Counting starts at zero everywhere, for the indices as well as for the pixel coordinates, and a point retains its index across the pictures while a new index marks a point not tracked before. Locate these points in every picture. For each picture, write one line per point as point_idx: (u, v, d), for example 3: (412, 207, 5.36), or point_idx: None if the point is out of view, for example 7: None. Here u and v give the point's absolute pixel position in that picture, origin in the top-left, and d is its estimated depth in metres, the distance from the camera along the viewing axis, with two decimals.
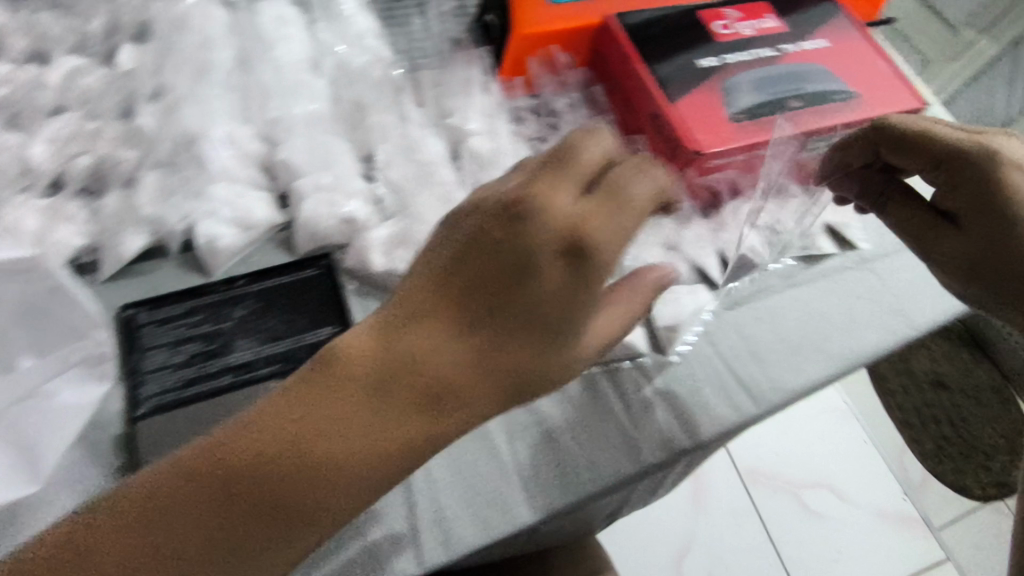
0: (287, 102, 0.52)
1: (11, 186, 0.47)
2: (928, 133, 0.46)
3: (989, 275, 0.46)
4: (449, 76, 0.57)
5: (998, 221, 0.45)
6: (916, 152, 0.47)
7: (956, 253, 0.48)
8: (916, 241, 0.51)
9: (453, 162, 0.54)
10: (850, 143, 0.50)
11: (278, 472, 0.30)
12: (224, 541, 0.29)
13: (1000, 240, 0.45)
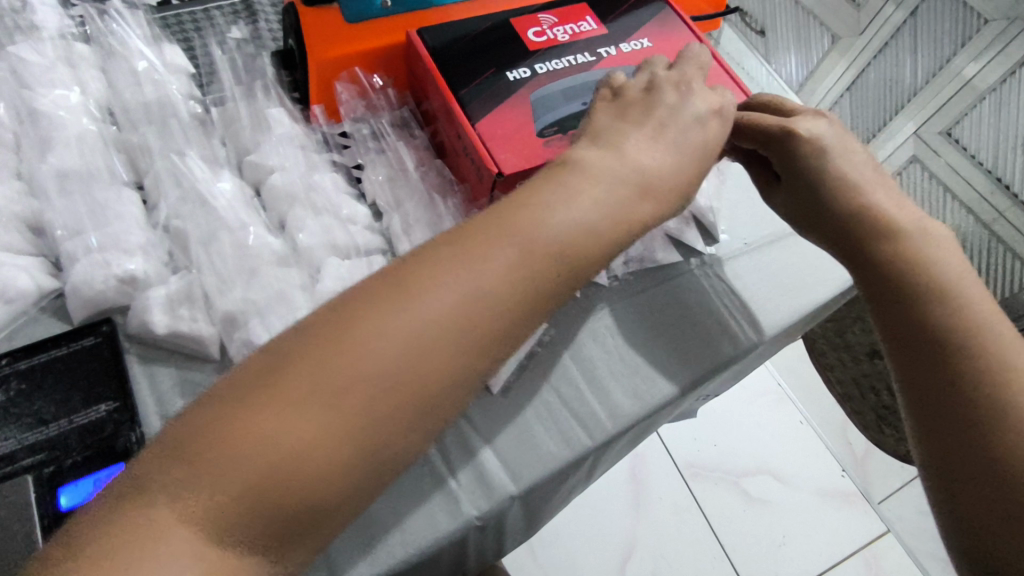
0: (62, 158, 0.50)
1: None
2: (754, 118, 0.47)
3: (827, 228, 0.46)
4: (247, 111, 0.54)
5: (821, 181, 0.45)
6: (741, 139, 0.48)
7: (807, 222, 0.48)
8: (791, 219, 0.50)
9: (254, 205, 0.51)
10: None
11: (297, 435, 0.30)
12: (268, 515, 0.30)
13: (833, 194, 0.45)
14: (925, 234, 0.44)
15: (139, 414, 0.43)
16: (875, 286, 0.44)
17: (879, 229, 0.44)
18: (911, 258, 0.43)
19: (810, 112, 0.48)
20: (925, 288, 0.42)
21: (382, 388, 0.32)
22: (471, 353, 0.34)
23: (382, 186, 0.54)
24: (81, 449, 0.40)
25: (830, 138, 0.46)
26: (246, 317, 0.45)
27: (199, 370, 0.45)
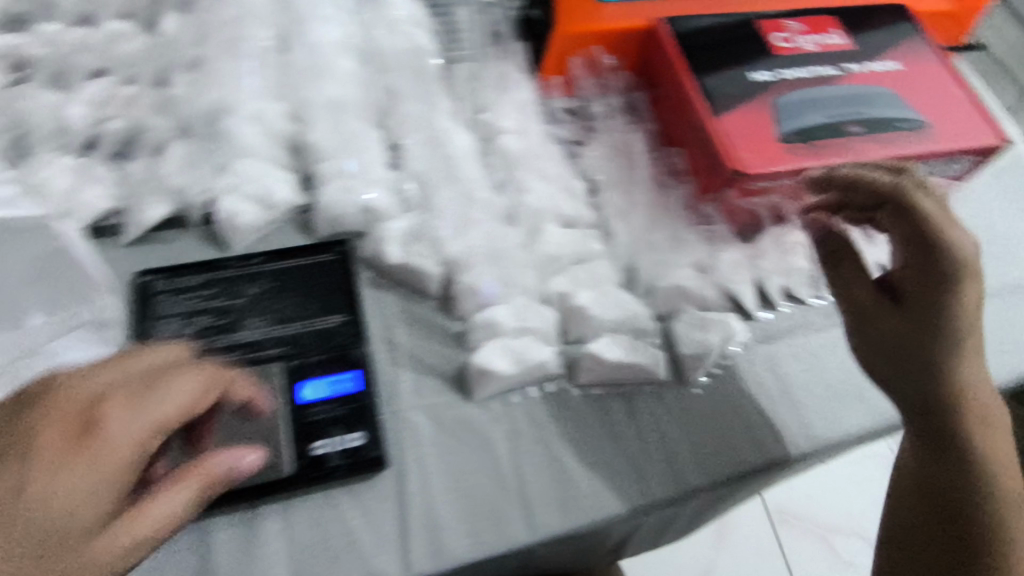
0: (319, 83, 0.53)
1: (49, 143, 0.49)
2: (940, 226, 0.39)
3: (915, 381, 0.41)
4: (489, 70, 0.56)
5: (948, 320, 0.40)
6: (903, 220, 0.40)
7: (885, 334, 0.42)
8: (847, 299, 0.44)
9: (482, 159, 0.53)
10: (875, 189, 0.41)
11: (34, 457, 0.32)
12: None
13: (953, 336, 0.40)
14: (990, 397, 0.42)
15: (370, 334, 0.46)
16: (938, 436, 0.41)
17: (966, 400, 0.40)
18: (974, 408, 0.41)
19: (951, 220, 0.40)
20: (996, 461, 0.41)
21: (6, 520, 0.31)
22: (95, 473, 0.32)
23: (600, 163, 0.54)
24: (319, 351, 0.44)
25: (972, 277, 0.40)
26: (473, 263, 0.48)
27: (419, 305, 0.48)
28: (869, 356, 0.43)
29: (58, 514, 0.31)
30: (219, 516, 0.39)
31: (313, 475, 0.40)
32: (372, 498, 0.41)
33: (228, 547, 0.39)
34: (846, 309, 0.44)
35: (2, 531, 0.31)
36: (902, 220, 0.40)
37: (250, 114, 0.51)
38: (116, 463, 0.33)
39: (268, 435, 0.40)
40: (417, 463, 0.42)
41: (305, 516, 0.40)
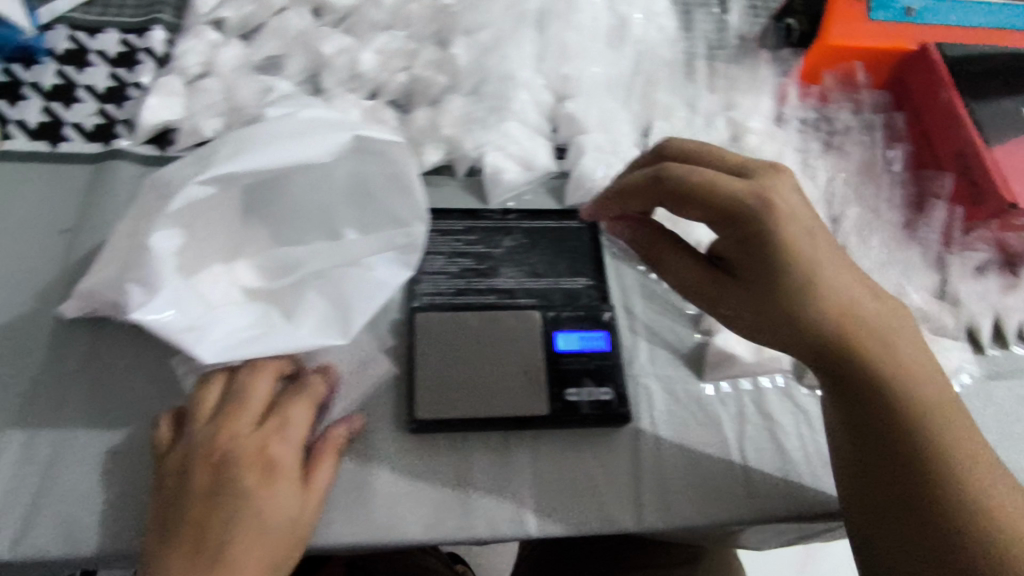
0: (584, 64, 0.55)
1: (342, 85, 0.54)
2: (707, 183, 0.37)
3: (846, 366, 0.37)
4: (745, 71, 0.57)
5: (777, 255, 0.37)
6: (689, 202, 0.38)
7: (748, 313, 0.39)
8: (682, 286, 0.43)
9: (729, 154, 0.54)
10: (638, 195, 0.41)
11: (225, 483, 0.37)
12: None
13: (783, 285, 0.37)
14: (900, 337, 0.38)
15: (612, 303, 0.49)
16: (846, 380, 0.37)
17: (879, 379, 0.37)
18: (931, 446, 0.35)
19: (772, 181, 0.38)
20: (895, 401, 0.36)
21: (213, 482, 0.37)
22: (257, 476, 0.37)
23: (840, 175, 0.53)
24: (570, 309, 0.47)
25: (796, 231, 0.37)
26: None
27: (657, 283, 0.51)
28: (735, 313, 0.40)
29: (239, 470, 0.37)
30: (474, 442, 0.43)
31: (566, 419, 0.43)
32: (609, 450, 0.44)
33: (481, 474, 0.42)
34: (717, 307, 0.41)
35: (208, 503, 0.37)
36: (698, 200, 0.38)
37: (517, 82, 0.54)
38: (276, 488, 0.38)
39: (528, 377, 0.44)
40: (652, 427, 0.45)
41: (550, 456, 0.43)
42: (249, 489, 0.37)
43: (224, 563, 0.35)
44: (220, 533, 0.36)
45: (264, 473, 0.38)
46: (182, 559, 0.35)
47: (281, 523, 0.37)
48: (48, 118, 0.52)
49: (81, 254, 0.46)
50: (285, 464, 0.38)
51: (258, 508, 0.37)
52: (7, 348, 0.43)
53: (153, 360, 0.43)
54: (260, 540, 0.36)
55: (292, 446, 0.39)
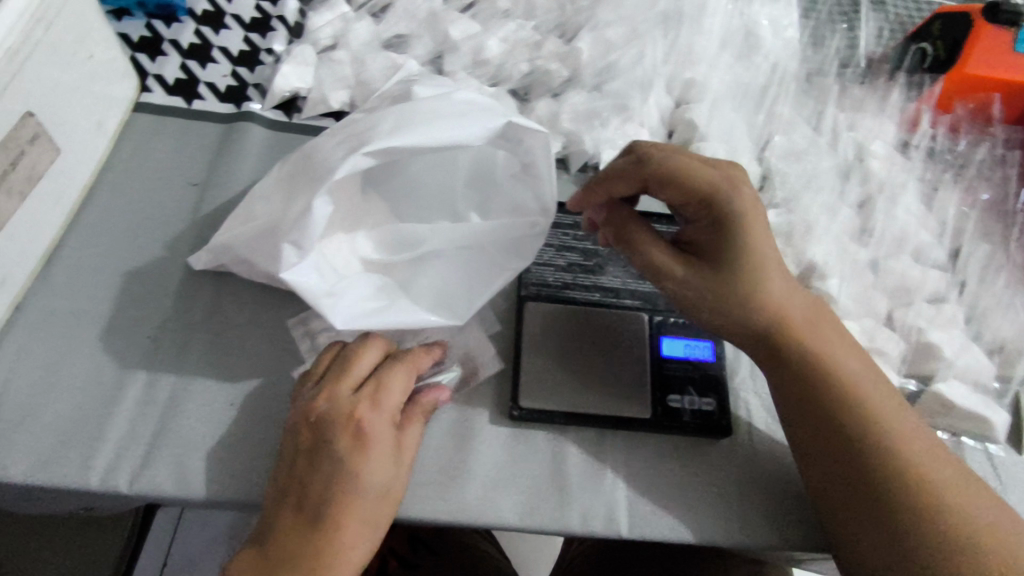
0: (706, 71, 0.55)
1: (466, 68, 0.54)
2: (682, 170, 0.40)
3: (821, 376, 0.38)
4: (868, 93, 0.56)
5: (734, 247, 0.38)
6: (673, 184, 0.40)
7: (698, 292, 0.39)
8: (651, 269, 0.41)
9: (848, 173, 0.52)
10: (622, 177, 0.42)
11: (319, 451, 0.36)
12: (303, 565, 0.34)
13: (737, 271, 0.38)
14: (834, 337, 0.39)
15: None
16: (798, 380, 0.38)
17: (853, 392, 0.37)
18: (897, 459, 0.36)
19: (730, 178, 0.40)
20: (849, 403, 0.37)
21: (306, 449, 0.36)
22: (349, 445, 0.36)
23: (964, 210, 0.52)
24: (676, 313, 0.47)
25: (750, 218, 0.39)
26: (832, 275, 0.47)
27: None
28: (685, 287, 0.40)
29: (332, 438, 0.36)
30: (573, 435, 0.43)
31: (667, 425, 0.43)
32: (705, 460, 0.43)
33: (579, 468, 0.42)
34: (667, 280, 0.40)
35: (304, 469, 0.36)
36: (675, 185, 0.40)
37: (639, 83, 0.54)
38: (363, 457, 0.36)
39: (630, 379, 0.44)
40: (749, 441, 0.43)
41: (646, 458, 0.42)
42: (344, 453, 0.36)
43: (327, 523, 0.35)
44: (319, 494, 0.35)
45: (357, 438, 0.36)
46: (289, 521, 0.35)
47: (377, 487, 0.36)
48: (184, 76, 0.54)
49: (210, 209, 0.48)
50: (377, 430, 0.37)
51: (354, 472, 0.35)
52: (138, 291, 0.44)
53: (271, 319, 0.45)
54: (358, 503, 0.35)
55: (384, 414, 0.37)
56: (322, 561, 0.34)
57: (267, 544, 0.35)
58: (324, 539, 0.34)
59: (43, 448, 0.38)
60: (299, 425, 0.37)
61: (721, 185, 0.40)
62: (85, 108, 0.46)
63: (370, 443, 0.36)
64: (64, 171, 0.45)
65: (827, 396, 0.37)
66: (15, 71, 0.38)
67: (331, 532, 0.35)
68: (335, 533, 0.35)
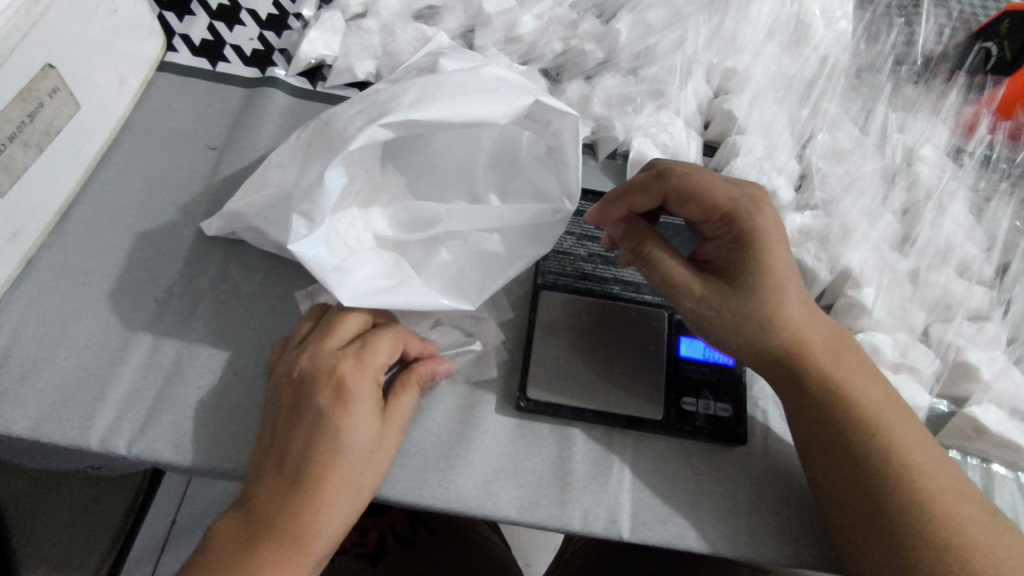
0: (749, 61, 0.52)
1: (496, 44, 0.52)
2: (705, 185, 0.39)
3: (838, 405, 0.36)
4: (921, 94, 0.53)
5: (754, 264, 0.37)
6: (693, 199, 0.39)
7: (717, 309, 0.37)
8: (668, 286, 0.38)
9: (892, 178, 0.50)
10: (641, 190, 0.40)
11: (302, 412, 0.35)
12: (280, 528, 0.33)
13: (758, 288, 0.36)
14: (855, 365, 0.37)
15: None
16: (816, 409, 0.36)
17: (874, 422, 0.35)
18: (920, 491, 0.34)
19: (750, 197, 0.39)
20: (871, 434, 0.35)
21: (290, 409, 0.35)
22: (331, 401, 0.35)
23: (1020, 224, 0.48)
24: None
25: (769, 238, 0.38)
26: (868, 284, 0.44)
27: None
28: (704, 303, 0.37)
29: (314, 393, 0.35)
30: (580, 432, 0.41)
31: (679, 428, 0.41)
32: (715, 469, 0.41)
33: (583, 466, 0.40)
34: (684, 297, 0.38)
35: (287, 429, 0.35)
36: (696, 200, 0.39)
37: (678, 70, 0.52)
38: (345, 410, 0.35)
39: (643, 377, 0.42)
40: (763, 452, 0.41)
41: (653, 459, 0.41)
42: (325, 410, 0.35)
43: (308, 483, 0.33)
44: (300, 452, 0.34)
45: (340, 393, 0.35)
46: (269, 483, 0.34)
47: (360, 446, 0.34)
48: (211, 37, 0.53)
49: (227, 174, 0.47)
50: (362, 388, 0.36)
51: (335, 430, 0.34)
52: (149, 253, 0.44)
53: (280, 290, 0.44)
54: (340, 461, 0.34)
55: (370, 372, 0.36)
56: (301, 524, 0.33)
57: (248, 510, 0.34)
58: (304, 500, 0.33)
59: (45, 404, 0.38)
60: (284, 391, 0.36)
61: (743, 202, 0.38)
62: (107, 64, 0.45)
63: (354, 399, 0.35)
64: (82, 126, 0.44)
65: (846, 424, 0.35)
66: (36, 20, 0.37)
67: (310, 492, 0.33)
68: (314, 493, 0.33)
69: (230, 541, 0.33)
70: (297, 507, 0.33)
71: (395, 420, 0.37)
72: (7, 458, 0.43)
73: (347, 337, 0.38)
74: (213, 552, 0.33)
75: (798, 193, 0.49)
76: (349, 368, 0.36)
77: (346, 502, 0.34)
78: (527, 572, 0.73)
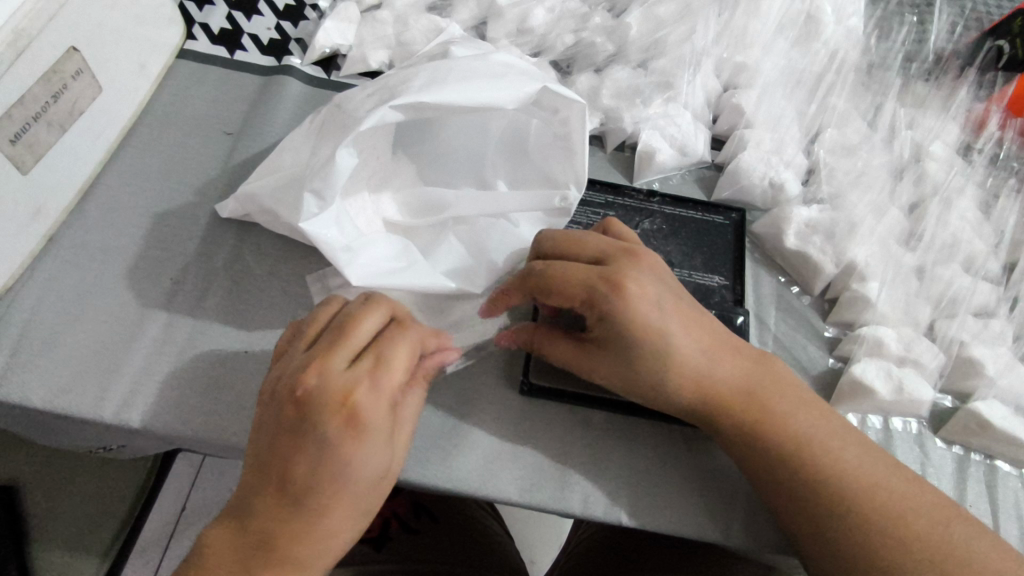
0: (759, 57, 0.53)
1: (509, 36, 0.53)
2: (558, 279, 0.36)
3: (757, 440, 0.36)
4: (931, 92, 0.53)
5: (632, 345, 0.35)
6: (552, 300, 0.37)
7: (617, 384, 0.38)
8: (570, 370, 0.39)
9: (899, 174, 0.50)
10: (511, 291, 0.39)
11: (307, 443, 0.30)
12: (281, 552, 0.31)
13: (645, 363, 0.36)
14: (783, 396, 0.37)
15: (747, 309, 0.44)
16: (744, 449, 0.37)
17: (805, 445, 0.36)
18: (863, 506, 0.34)
19: (627, 259, 0.37)
20: (801, 459, 0.35)
21: (292, 434, 0.31)
22: (340, 436, 0.30)
23: None
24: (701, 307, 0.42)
25: (639, 313, 0.35)
26: (872, 278, 0.44)
27: (798, 298, 0.46)
28: (609, 383, 0.38)
29: (324, 425, 0.30)
30: (579, 417, 0.42)
31: (679, 414, 0.41)
32: (705, 462, 0.41)
33: (584, 450, 0.41)
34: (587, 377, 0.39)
35: (290, 457, 0.31)
36: (552, 295, 0.37)
37: (687, 64, 0.52)
38: (355, 449, 0.31)
39: None
40: None
41: (649, 447, 0.41)
42: (331, 442, 0.30)
43: (311, 511, 0.31)
44: (304, 481, 0.30)
45: (349, 426, 0.30)
46: (267, 507, 0.31)
47: (371, 475, 0.32)
48: (229, 26, 0.55)
49: (242, 158, 0.49)
50: (377, 413, 0.31)
51: (346, 466, 0.31)
52: (165, 233, 0.45)
53: (290, 272, 0.45)
54: (346, 496, 0.31)
55: (384, 398, 0.31)
56: (301, 548, 0.31)
57: (244, 523, 0.32)
58: (306, 525, 0.31)
59: (63, 376, 0.39)
60: (283, 407, 0.31)
61: (595, 280, 0.35)
62: (129, 49, 0.46)
63: (365, 435, 0.31)
64: (103, 109, 0.45)
65: (775, 454, 0.36)
66: (63, 3, 0.39)
67: (312, 520, 0.31)
68: (318, 522, 0.31)
69: (224, 554, 0.32)
70: (296, 534, 0.31)
71: (397, 446, 0.34)
72: (24, 433, 0.44)
73: (360, 346, 0.33)
74: (207, 562, 0.32)
75: (805, 188, 0.49)
76: (359, 397, 0.31)
77: (347, 527, 0.32)
78: (531, 566, 0.73)
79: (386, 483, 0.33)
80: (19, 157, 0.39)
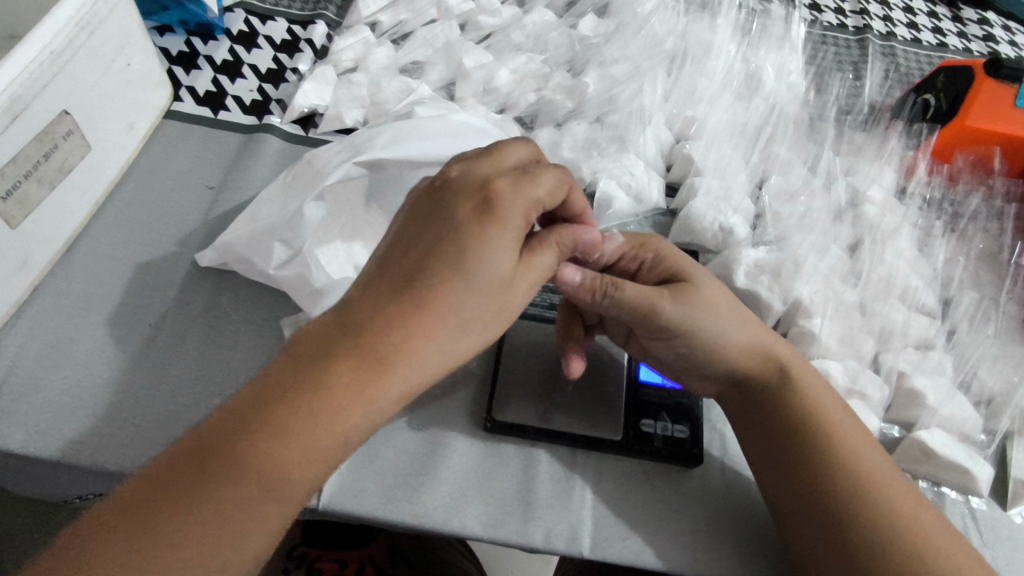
0: (707, 110, 0.57)
1: (476, 95, 0.57)
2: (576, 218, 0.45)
3: (813, 445, 0.38)
4: (867, 142, 0.58)
5: (682, 267, 0.42)
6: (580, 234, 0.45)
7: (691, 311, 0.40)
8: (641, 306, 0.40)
9: (840, 216, 0.53)
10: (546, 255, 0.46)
11: (445, 231, 0.32)
12: (380, 344, 0.29)
13: (714, 300, 0.41)
14: (835, 403, 0.40)
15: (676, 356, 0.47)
16: (788, 436, 0.39)
17: (851, 448, 0.38)
18: (889, 512, 0.36)
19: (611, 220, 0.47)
20: (838, 461, 0.37)
21: (432, 223, 0.32)
22: (474, 224, 0.32)
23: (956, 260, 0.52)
24: None
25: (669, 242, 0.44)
26: (816, 314, 0.47)
27: None
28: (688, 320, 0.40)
29: (462, 208, 0.33)
30: (544, 452, 0.43)
31: (638, 448, 0.43)
32: (667, 496, 0.42)
33: (546, 486, 0.42)
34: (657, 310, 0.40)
35: (427, 241, 0.32)
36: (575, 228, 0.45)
37: (640, 117, 0.56)
38: (481, 237, 0.32)
39: (607, 404, 0.45)
40: (721, 474, 0.43)
41: (614, 481, 0.43)
42: (465, 223, 0.32)
43: (419, 300, 0.30)
44: (418, 267, 0.31)
45: (485, 207, 0.33)
46: (386, 287, 0.31)
47: (490, 275, 0.32)
48: (214, 88, 0.59)
49: (221, 211, 0.51)
50: (513, 215, 0.33)
51: (470, 252, 0.32)
52: (145, 284, 0.47)
53: (265, 318, 0.47)
54: (473, 287, 0.31)
55: (523, 199, 0.34)
56: (410, 337, 0.30)
57: (347, 322, 0.30)
58: (408, 317, 0.30)
59: (40, 422, 0.41)
60: (428, 206, 0.33)
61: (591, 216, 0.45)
62: (117, 112, 0.49)
63: (502, 229, 0.33)
64: (90, 167, 0.48)
65: (825, 445, 0.38)
66: (57, 72, 0.42)
67: (421, 310, 0.30)
68: (429, 311, 0.30)
69: (317, 343, 0.30)
70: (404, 318, 0.30)
71: (529, 273, 0.35)
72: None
73: (516, 164, 0.36)
74: (298, 349, 0.30)
75: (755, 231, 0.52)
76: (504, 187, 0.34)
77: (452, 342, 0.31)
78: None
79: (500, 294, 0.33)
80: (9, 212, 0.41)
